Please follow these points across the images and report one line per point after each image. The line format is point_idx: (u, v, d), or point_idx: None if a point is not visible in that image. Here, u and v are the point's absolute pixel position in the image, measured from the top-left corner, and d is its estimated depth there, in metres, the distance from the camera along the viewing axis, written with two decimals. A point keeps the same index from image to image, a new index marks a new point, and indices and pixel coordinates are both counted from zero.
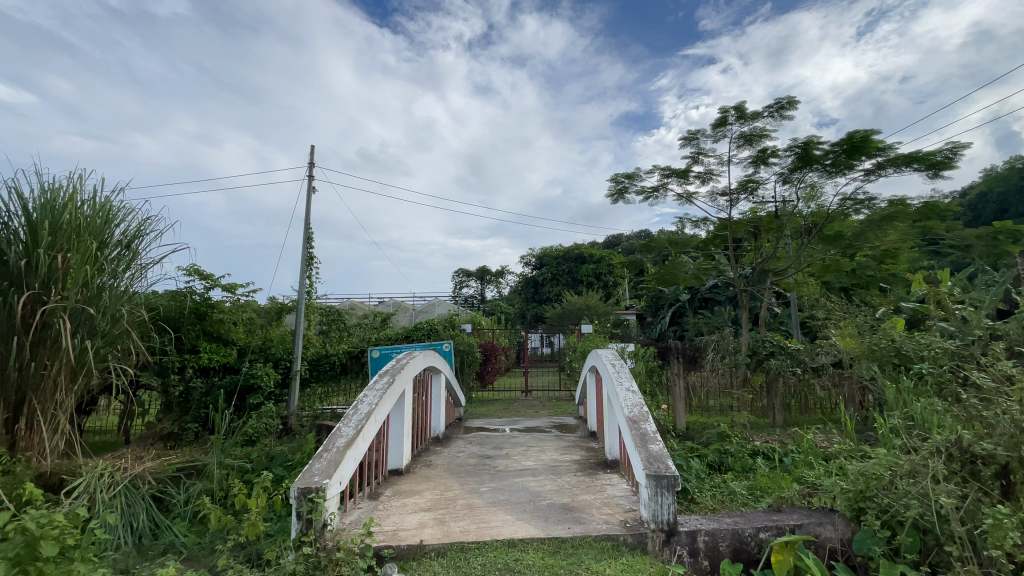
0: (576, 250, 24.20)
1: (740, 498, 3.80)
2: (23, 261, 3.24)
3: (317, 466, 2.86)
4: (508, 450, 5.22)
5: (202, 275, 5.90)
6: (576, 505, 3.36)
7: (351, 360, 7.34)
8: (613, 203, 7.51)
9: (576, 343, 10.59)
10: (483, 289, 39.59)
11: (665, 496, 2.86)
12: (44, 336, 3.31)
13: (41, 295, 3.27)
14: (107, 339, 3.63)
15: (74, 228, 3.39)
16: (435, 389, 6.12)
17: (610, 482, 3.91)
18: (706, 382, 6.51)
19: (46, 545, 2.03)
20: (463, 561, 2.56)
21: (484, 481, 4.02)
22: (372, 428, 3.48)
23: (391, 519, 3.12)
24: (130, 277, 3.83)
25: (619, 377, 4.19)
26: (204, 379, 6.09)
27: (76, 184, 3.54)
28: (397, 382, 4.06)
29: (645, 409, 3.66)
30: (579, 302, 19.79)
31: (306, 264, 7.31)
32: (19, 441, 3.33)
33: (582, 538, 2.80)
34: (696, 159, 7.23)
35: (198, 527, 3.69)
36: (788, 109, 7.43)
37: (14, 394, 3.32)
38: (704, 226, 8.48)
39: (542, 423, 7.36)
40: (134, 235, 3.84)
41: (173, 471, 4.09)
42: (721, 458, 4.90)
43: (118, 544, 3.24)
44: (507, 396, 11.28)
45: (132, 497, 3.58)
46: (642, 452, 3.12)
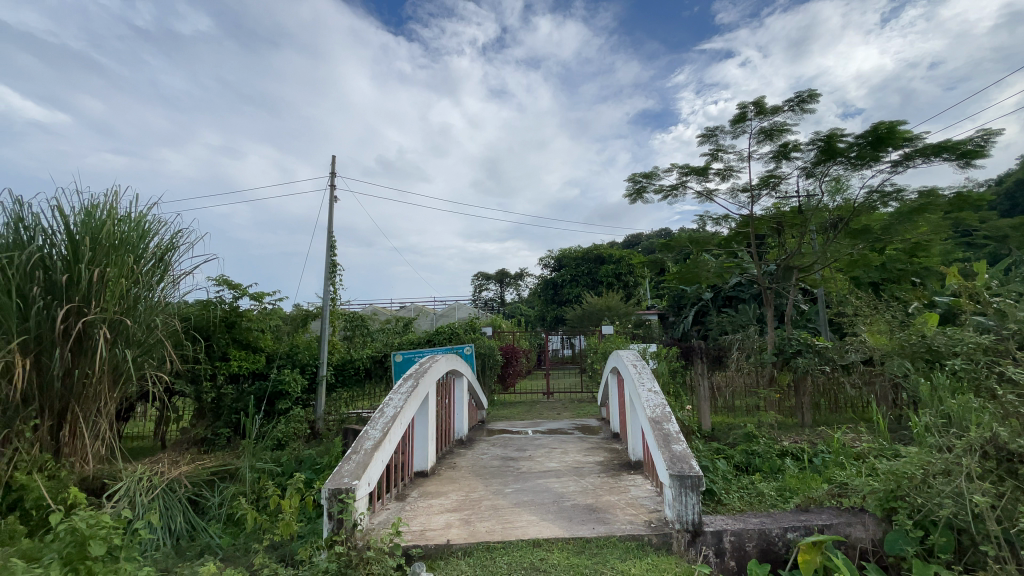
0: (595, 251, 23.99)
1: (769, 499, 3.73)
2: (65, 276, 3.41)
3: (347, 468, 2.94)
4: (532, 451, 5.27)
5: (231, 285, 6.11)
6: (600, 506, 3.38)
7: (375, 365, 7.49)
8: (631, 203, 7.48)
9: (597, 344, 10.56)
10: (503, 291, 39.69)
11: (690, 496, 2.86)
12: (84, 346, 3.47)
13: (82, 308, 3.44)
14: (142, 347, 3.81)
15: (112, 243, 3.58)
16: (458, 393, 6.19)
17: (635, 483, 3.90)
18: (731, 381, 6.41)
19: (95, 544, 2.14)
20: (489, 560, 2.60)
21: (508, 482, 4.07)
22: (397, 430, 3.55)
23: (419, 519, 3.18)
24: (163, 289, 4.01)
25: (641, 377, 4.19)
26: (234, 386, 6.30)
27: (113, 201, 3.73)
28: (421, 385, 4.13)
29: (667, 410, 3.65)
30: (598, 303, 19.70)
31: (330, 272, 7.50)
32: (63, 447, 3.52)
33: (607, 538, 2.81)
34: (715, 156, 7.15)
35: (232, 529, 3.81)
36: (809, 102, 7.31)
37: (58, 403, 3.49)
38: (725, 223, 8.37)
39: (564, 425, 7.36)
40: (166, 248, 4.03)
41: (208, 475, 4.24)
42: (748, 458, 4.83)
43: (158, 545, 3.38)
44: (529, 399, 11.31)
45: (169, 500, 3.73)
46: (666, 452, 3.11)
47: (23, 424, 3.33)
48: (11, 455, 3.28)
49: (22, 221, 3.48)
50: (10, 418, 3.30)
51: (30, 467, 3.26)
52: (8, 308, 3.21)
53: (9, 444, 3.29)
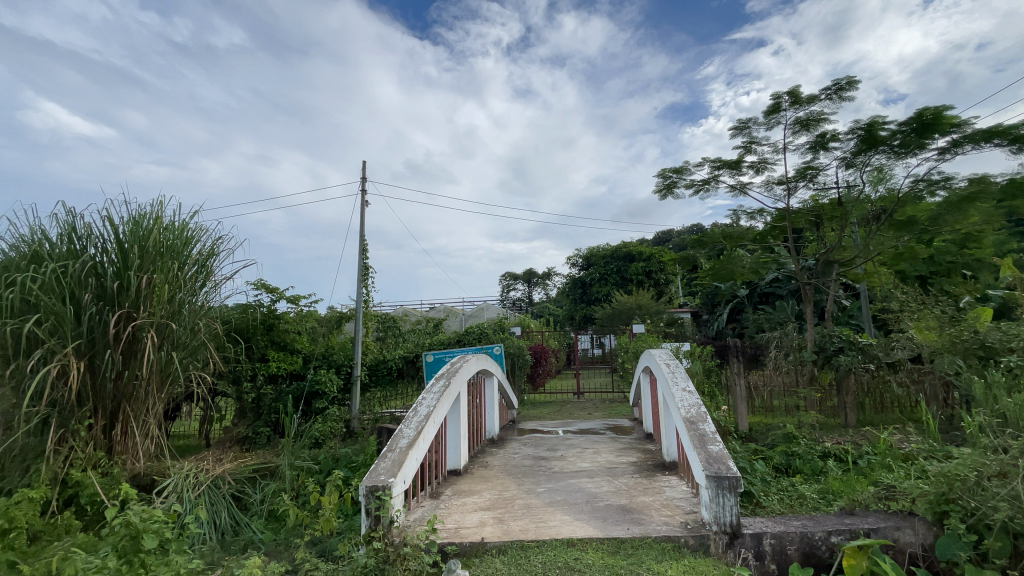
0: (624, 249, 23.66)
1: (811, 502, 3.60)
2: (115, 283, 3.61)
3: (383, 465, 3.00)
4: (564, 451, 5.25)
5: (269, 289, 6.32)
6: (635, 507, 3.34)
7: (407, 365, 7.65)
8: (661, 198, 7.35)
9: (628, 343, 10.44)
10: (531, 291, 39.68)
11: (728, 498, 2.80)
12: (134, 348, 3.66)
13: (131, 313, 3.63)
14: (187, 349, 4.00)
15: (158, 250, 3.78)
16: (489, 392, 6.23)
17: (670, 484, 3.84)
18: (769, 381, 6.21)
19: (147, 538, 2.24)
20: (524, 559, 2.61)
21: (541, 481, 4.06)
22: (430, 429, 3.61)
23: (453, 517, 3.22)
24: (205, 294, 4.21)
25: (675, 376, 4.12)
26: (273, 386, 6.51)
27: (159, 209, 3.94)
28: (453, 385, 4.18)
29: (703, 410, 3.58)
30: (628, 302, 19.44)
31: (363, 274, 7.67)
32: (116, 445, 3.71)
33: (642, 539, 2.78)
34: (748, 148, 6.95)
35: (273, 525, 3.94)
36: (847, 89, 7.03)
37: (111, 403, 3.67)
38: (760, 217, 8.14)
39: (596, 426, 7.30)
40: (208, 255, 4.22)
41: (250, 472, 4.39)
42: (787, 460, 4.69)
43: (205, 539, 3.53)
44: (559, 399, 11.26)
45: (214, 496, 3.90)
46: (702, 453, 3.05)
47: (78, 424, 3.53)
48: (67, 453, 3.49)
49: (75, 231, 3.69)
50: (67, 417, 3.51)
51: (85, 465, 3.48)
52: (64, 314, 3.41)
53: (67, 442, 3.50)
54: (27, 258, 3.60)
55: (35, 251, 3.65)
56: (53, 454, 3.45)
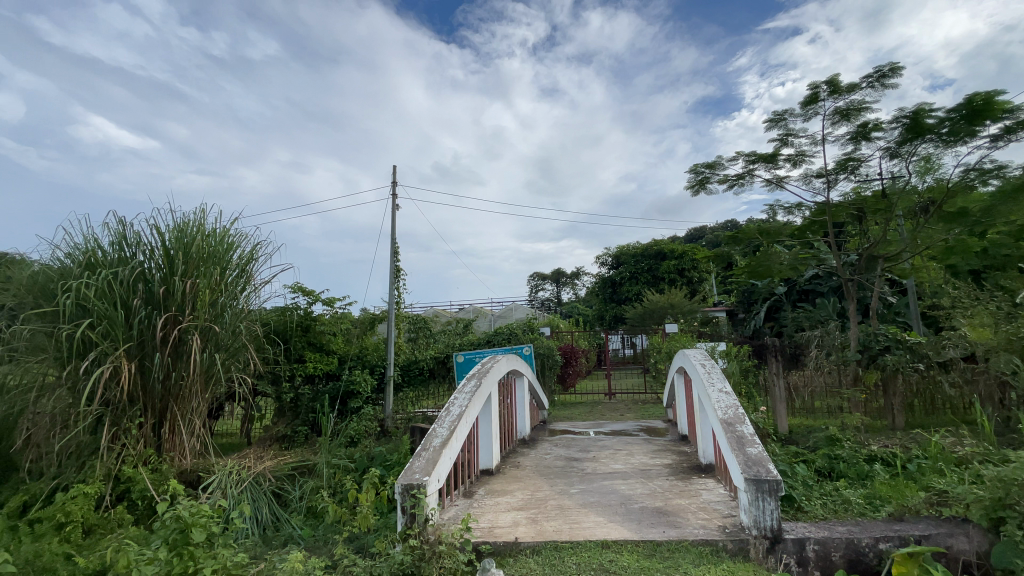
0: (655, 247, 23.29)
1: (857, 507, 3.45)
2: (163, 288, 3.80)
3: (418, 464, 3.05)
4: (596, 452, 5.20)
5: (305, 292, 6.51)
6: (670, 509, 3.28)
7: (438, 365, 7.78)
8: (693, 194, 7.19)
9: (660, 343, 10.28)
10: (560, 291, 39.52)
11: (767, 501, 2.72)
12: (180, 351, 3.83)
13: (177, 317, 3.80)
14: (229, 351, 4.16)
15: (202, 257, 3.96)
16: (520, 393, 6.24)
17: (706, 486, 3.76)
18: (810, 381, 5.99)
19: (196, 531, 2.34)
20: (558, 559, 2.60)
21: (574, 483, 4.04)
22: (463, 428, 3.65)
23: (487, 517, 3.24)
24: (246, 297, 4.38)
25: (711, 377, 4.03)
26: (310, 386, 6.70)
27: (202, 217, 4.12)
28: (484, 385, 4.20)
29: (740, 411, 3.48)
30: (660, 301, 19.13)
31: (394, 276, 7.80)
32: (164, 442, 3.89)
33: (678, 542, 2.72)
34: (784, 141, 6.73)
35: (312, 521, 4.05)
36: (890, 76, 6.72)
37: (159, 402, 3.85)
38: (798, 212, 7.87)
39: (628, 427, 7.21)
40: (248, 259, 4.39)
41: (289, 470, 4.52)
42: (830, 463, 4.52)
43: (248, 534, 3.66)
44: (590, 399, 11.17)
45: (256, 492, 4.03)
46: (740, 455, 2.97)
47: (130, 422, 3.71)
48: (119, 450, 3.68)
49: (125, 239, 3.89)
50: (119, 416, 3.70)
51: (136, 461, 3.67)
52: (115, 318, 3.60)
53: (119, 440, 3.70)
54: (82, 265, 3.82)
55: (89, 258, 3.86)
56: (107, 451, 3.64)
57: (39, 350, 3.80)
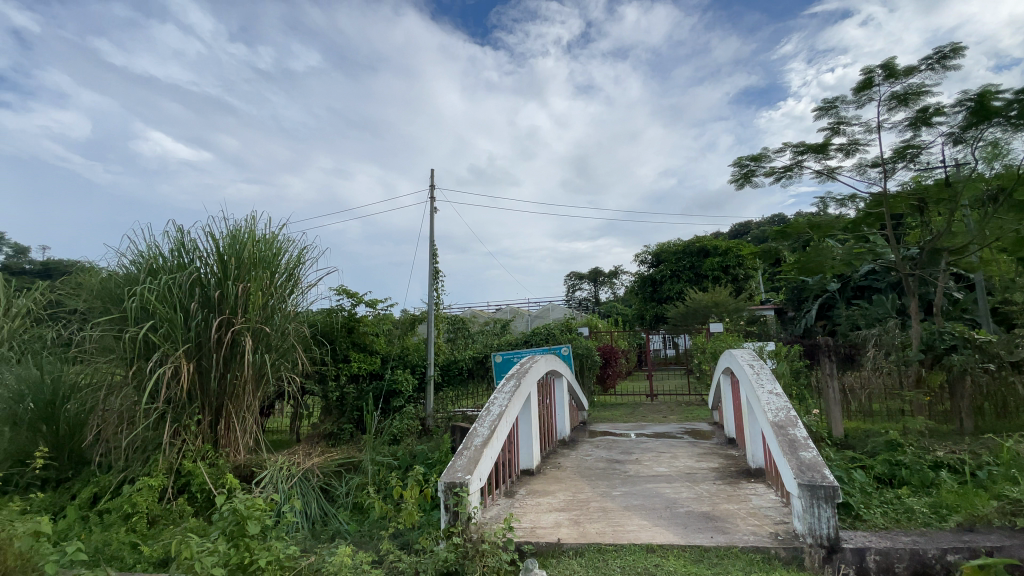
0: (698, 244, 22.64)
1: (921, 516, 3.23)
2: (218, 292, 4.00)
3: (459, 463, 3.08)
4: (639, 455, 5.11)
5: (349, 294, 6.70)
6: (717, 514, 3.18)
7: (477, 365, 7.87)
8: (737, 188, 6.94)
9: (704, 343, 9.97)
10: (597, 291, 39.05)
11: (823, 509, 2.59)
12: (234, 351, 4.02)
13: (231, 319, 4.00)
14: (278, 351, 4.35)
15: (253, 262, 4.17)
16: (559, 393, 6.20)
17: (756, 492, 3.61)
18: (867, 382, 5.68)
19: (251, 524, 2.43)
20: (602, 562, 2.57)
21: (616, 485, 3.97)
22: (503, 428, 3.67)
23: (529, 517, 3.24)
24: (294, 300, 4.57)
25: (759, 377, 3.88)
26: (355, 385, 6.88)
27: (253, 224, 4.32)
28: (524, 385, 4.21)
29: (793, 413, 3.33)
30: (704, 299, 18.59)
31: (434, 277, 7.93)
32: (221, 438, 4.08)
33: (727, 549, 2.63)
34: (835, 130, 6.40)
35: (358, 516, 4.16)
36: (952, 57, 6.27)
37: (215, 401, 4.05)
38: (851, 204, 7.47)
39: (671, 429, 7.04)
40: (296, 263, 4.58)
41: (336, 466, 4.67)
42: (891, 470, 4.25)
43: (298, 527, 3.80)
44: (631, 400, 10.98)
45: (305, 488, 4.19)
46: (792, 459, 2.85)
47: (189, 419, 3.91)
48: (180, 445, 3.90)
49: (183, 246, 4.12)
50: (180, 413, 3.91)
51: (195, 456, 3.88)
52: (175, 320, 3.82)
53: (179, 436, 3.91)
54: (145, 270, 4.07)
55: (152, 264, 4.11)
56: (169, 446, 3.87)
57: (108, 351, 4.08)
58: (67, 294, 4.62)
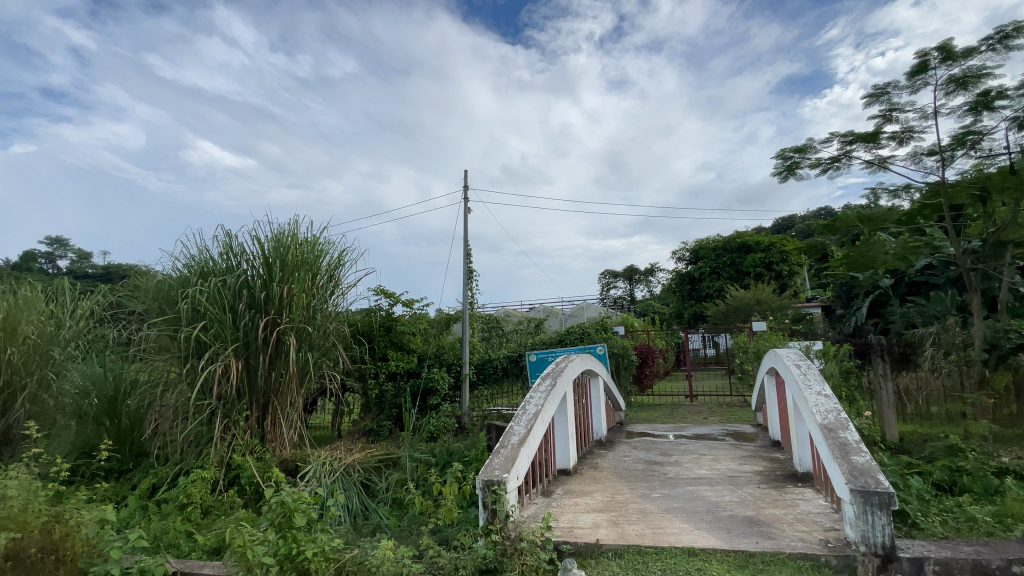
0: (738, 239, 21.95)
1: (984, 526, 3.02)
2: (264, 293, 4.17)
3: (496, 461, 3.10)
4: (678, 456, 5.00)
5: (386, 294, 6.85)
6: (763, 519, 3.07)
7: (511, 364, 7.91)
8: (780, 181, 6.69)
9: (745, 342, 9.67)
10: (633, 289, 38.45)
11: (878, 516, 2.47)
12: (279, 350, 4.18)
13: (276, 319, 4.17)
14: (319, 350, 4.50)
15: (295, 264, 4.34)
16: (595, 393, 6.14)
17: (804, 496, 3.47)
18: (924, 384, 5.38)
19: (298, 516, 2.53)
20: (642, 564, 2.53)
21: (655, 487, 3.90)
22: (540, 427, 3.66)
23: (567, 516, 3.23)
24: (335, 300, 4.72)
25: (807, 378, 3.72)
26: (393, 383, 7.03)
27: (296, 227, 4.48)
28: (559, 385, 4.19)
29: (843, 416, 3.18)
30: (745, 297, 17.99)
31: (468, 277, 8.01)
32: (268, 434, 4.24)
33: (774, 555, 2.55)
34: (887, 117, 6.07)
35: (397, 511, 4.25)
36: (1016, 36, 5.84)
37: (262, 397, 4.21)
38: (906, 195, 7.07)
39: (713, 430, 6.87)
40: (336, 265, 4.73)
41: (375, 462, 4.78)
42: (951, 477, 4.00)
43: (341, 521, 3.91)
44: (670, 401, 10.77)
45: (347, 482, 4.32)
46: (843, 464, 2.72)
47: (238, 415, 4.08)
48: (230, 439, 4.08)
49: (231, 250, 4.31)
50: (229, 409, 4.08)
51: (244, 450, 4.06)
52: (224, 321, 4.00)
53: (229, 430, 4.08)
54: (197, 273, 4.29)
55: (203, 268, 4.32)
56: (220, 440, 4.05)
57: (164, 350, 4.32)
58: (127, 297, 4.92)
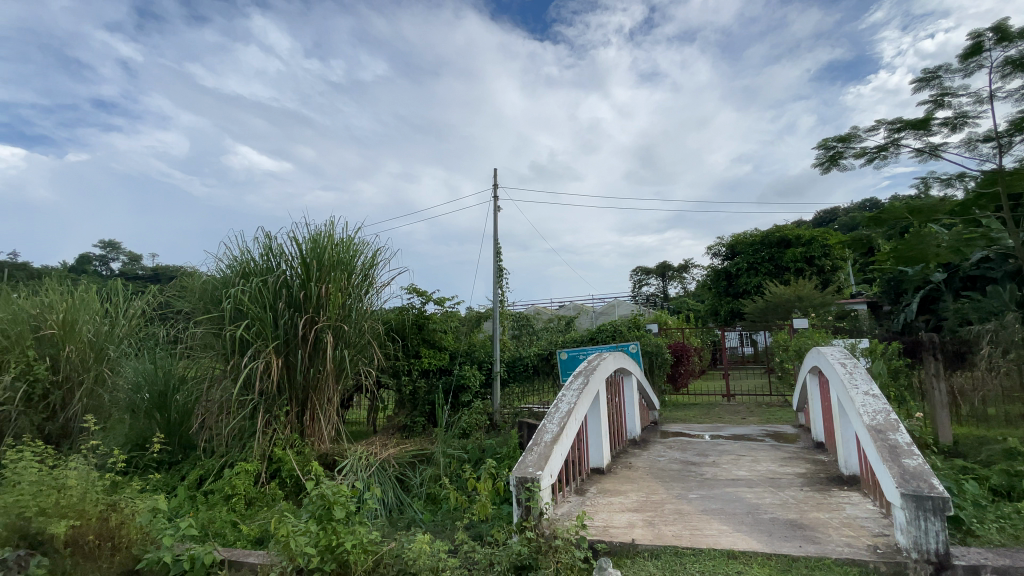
0: (777, 234, 21.24)
1: None
2: (303, 292, 4.30)
3: (530, 458, 3.10)
4: (715, 457, 4.89)
5: (419, 293, 6.95)
6: (806, 523, 2.97)
7: (542, 362, 7.92)
8: (823, 172, 6.42)
9: (786, 340, 9.35)
10: (667, 286, 37.78)
11: (932, 522, 2.35)
12: (317, 348, 4.31)
13: (314, 318, 4.30)
14: (355, 347, 4.61)
15: (331, 264, 4.47)
16: (628, 391, 6.06)
17: (850, 500, 3.33)
18: (982, 384, 5.09)
19: (338, 509, 2.60)
20: (679, 565, 2.49)
21: (692, 488, 3.82)
22: (572, 425, 3.64)
23: (601, 515, 3.20)
24: (369, 299, 4.83)
25: (852, 377, 3.56)
26: (426, 380, 7.13)
27: (331, 228, 4.60)
28: (592, 383, 4.16)
29: (893, 417, 3.04)
30: (785, 293, 17.41)
31: (498, 275, 8.04)
32: (307, 428, 4.37)
33: (818, 559, 2.46)
34: (938, 102, 5.73)
35: (431, 506, 4.32)
36: None
37: (301, 393, 4.34)
38: (959, 183, 6.67)
39: (752, 431, 6.68)
40: (370, 265, 4.84)
41: (409, 457, 4.86)
42: (1012, 482, 3.76)
43: (377, 514, 4.00)
44: (706, 400, 10.54)
45: (382, 476, 4.41)
46: (894, 467, 2.59)
47: (278, 410, 4.22)
48: (271, 433, 4.22)
49: (271, 250, 4.45)
50: (271, 404, 4.22)
51: (285, 444, 4.19)
52: (266, 319, 4.14)
53: (271, 425, 4.23)
54: (240, 273, 4.46)
55: (245, 268, 4.48)
56: (262, 434, 4.19)
57: (208, 347, 4.51)
58: (174, 297, 5.17)
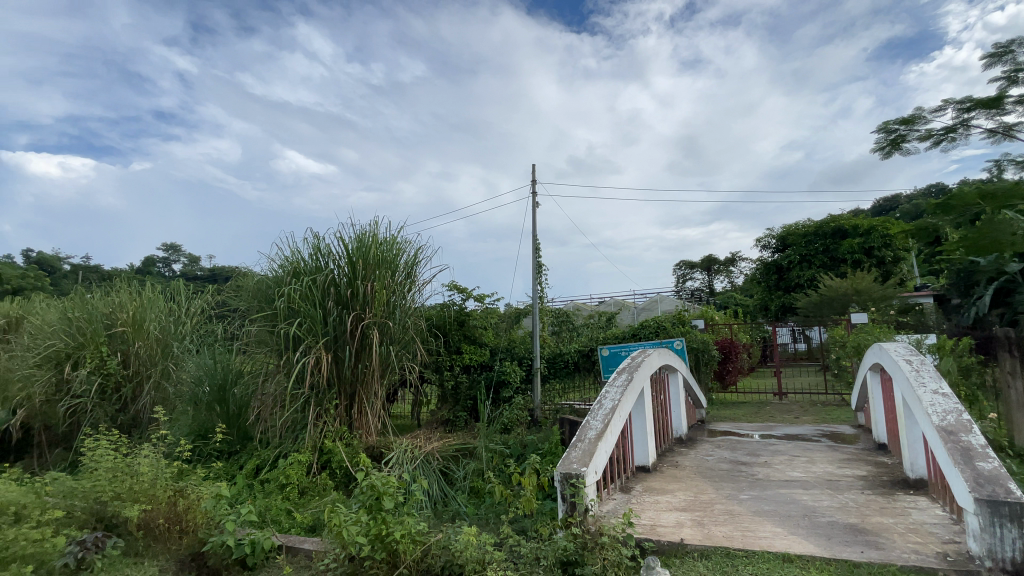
0: (832, 224, 20.16)
1: None
2: (350, 290, 4.45)
3: (574, 454, 3.09)
4: (767, 457, 4.72)
5: (459, 289, 7.04)
6: (867, 528, 2.82)
7: (583, 359, 7.86)
8: (883, 157, 6.04)
9: (842, 336, 8.88)
10: (712, 280, 36.64)
11: (1008, 529, 2.19)
12: (364, 344, 4.45)
13: (361, 315, 4.44)
14: (399, 343, 4.73)
15: (376, 263, 4.60)
16: (673, 388, 5.93)
17: (917, 505, 3.14)
18: None
19: (386, 500, 2.67)
20: (730, 567, 2.42)
21: (743, 488, 3.70)
22: (617, 422, 3.60)
23: (648, 514, 3.15)
24: (412, 296, 4.95)
25: (919, 375, 3.34)
26: (467, 375, 7.21)
27: (375, 227, 4.73)
28: (636, 380, 4.09)
29: (966, 417, 2.83)
30: (841, 287, 16.52)
31: (538, 271, 8.03)
32: (355, 421, 4.52)
33: (881, 566, 2.33)
34: (1013, 78, 5.27)
35: (475, 500, 4.38)
36: None
37: (349, 388, 4.49)
38: None
39: (805, 431, 6.39)
40: (413, 263, 4.95)
41: (453, 451, 4.93)
42: None
43: (423, 506, 4.10)
44: (755, 399, 10.16)
45: (427, 469, 4.51)
46: (966, 470, 2.42)
47: (328, 404, 4.38)
48: (322, 425, 4.39)
49: (319, 250, 4.61)
50: (321, 398, 4.38)
51: (335, 436, 4.36)
52: (315, 316, 4.30)
53: (321, 418, 4.39)
54: (291, 273, 4.64)
55: (295, 268, 4.67)
56: (313, 426, 4.36)
57: (263, 343, 4.73)
58: (231, 296, 5.45)
